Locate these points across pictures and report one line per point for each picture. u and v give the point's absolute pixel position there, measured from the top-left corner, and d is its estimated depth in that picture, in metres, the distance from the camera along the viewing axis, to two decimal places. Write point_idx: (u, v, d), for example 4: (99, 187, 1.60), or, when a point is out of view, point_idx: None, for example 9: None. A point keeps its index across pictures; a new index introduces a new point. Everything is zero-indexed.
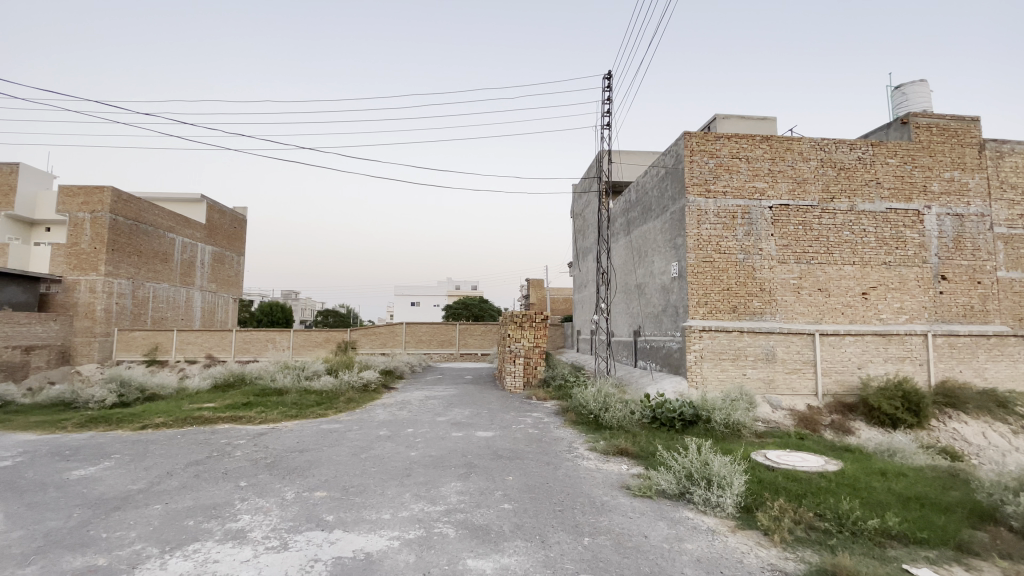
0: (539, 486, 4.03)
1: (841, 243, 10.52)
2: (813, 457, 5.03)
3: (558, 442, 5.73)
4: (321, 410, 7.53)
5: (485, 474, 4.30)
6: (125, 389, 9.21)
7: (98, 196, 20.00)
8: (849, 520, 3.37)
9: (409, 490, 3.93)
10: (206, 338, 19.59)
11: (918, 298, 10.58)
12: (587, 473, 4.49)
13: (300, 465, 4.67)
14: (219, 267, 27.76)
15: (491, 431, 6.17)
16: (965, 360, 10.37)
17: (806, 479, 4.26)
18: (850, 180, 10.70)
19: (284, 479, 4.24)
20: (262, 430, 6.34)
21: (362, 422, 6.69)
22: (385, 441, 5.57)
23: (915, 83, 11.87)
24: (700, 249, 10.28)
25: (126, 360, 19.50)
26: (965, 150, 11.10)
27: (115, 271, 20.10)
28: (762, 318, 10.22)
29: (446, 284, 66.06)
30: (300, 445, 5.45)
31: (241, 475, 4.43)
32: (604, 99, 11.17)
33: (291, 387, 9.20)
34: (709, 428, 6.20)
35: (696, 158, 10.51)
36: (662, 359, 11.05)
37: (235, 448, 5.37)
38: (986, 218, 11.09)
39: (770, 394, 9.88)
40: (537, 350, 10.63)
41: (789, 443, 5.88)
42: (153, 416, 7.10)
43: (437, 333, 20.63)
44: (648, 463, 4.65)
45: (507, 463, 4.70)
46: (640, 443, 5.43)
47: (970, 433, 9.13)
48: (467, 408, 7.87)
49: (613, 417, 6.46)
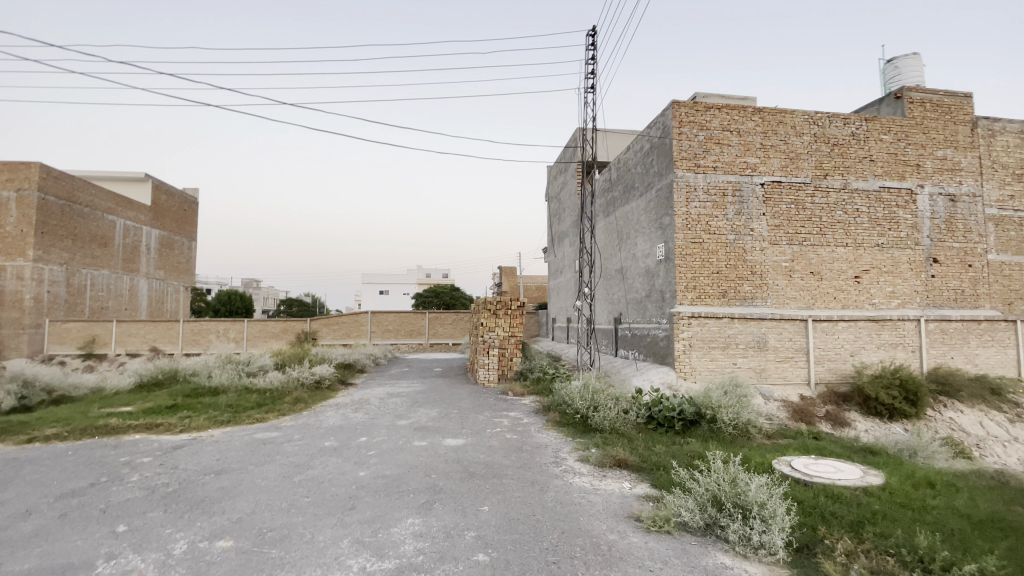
0: (524, 522, 3.05)
1: (834, 224, 9.88)
2: (846, 464, 4.23)
3: (541, 450, 4.77)
4: (260, 414, 6.36)
5: (453, 504, 3.31)
6: (29, 390, 7.80)
7: (25, 171, 17.98)
8: (938, 565, 2.54)
9: (349, 534, 2.90)
10: (151, 329, 17.89)
11: (910, 282, 10.07)
12: (583, 496, 3.54)
13: (209, 496, 3.55)
14: (167, 253, 25.64)
15: (461, 438, 5.17)
16: (956, 346, 9.93)
17: (854, 499, 3.43)
18: (843, 156, 10.04)
19: (180, 521, 3.16)
20: (180, 442, 5.18)
21: (306, 429, 5.58)
22: (329, 456, 4.48)
23: (908, 57, 11.30)
24: (689, 229, 9.45)
25: (59, 354, 17.58)
26: (958, 128, 10.59)
27: (45, 256, 18.10)
28: (753, 304, 9.49)
29: (415, 271, 64.00)
30: (219, 465, 4.31)
31: (125, 515, 3.32)
32: (587, 62, 10.20)
33: (230, 387, 7.95)
34: (714, 429, 5.38)
35: (685, 130, 9.64)
36: (647, 349, 10.26)
37: (134, 470, 4.23)
38: (978, 198, 10.64)
39: (761, 384, 9.20)
40: (512, 340, 9.66)
41: (807, 446, 5.09)
42: (44, 426, 5.78)
43: (404, 322, 19.47)
44: (657, 481, 3.73)
45: (482, 485, 3.71)
46: (642, 452, 4.53)
47: (967, 422, 8.67)
48: (433, 408, 6.83)
49: (604, 418, 5.52)
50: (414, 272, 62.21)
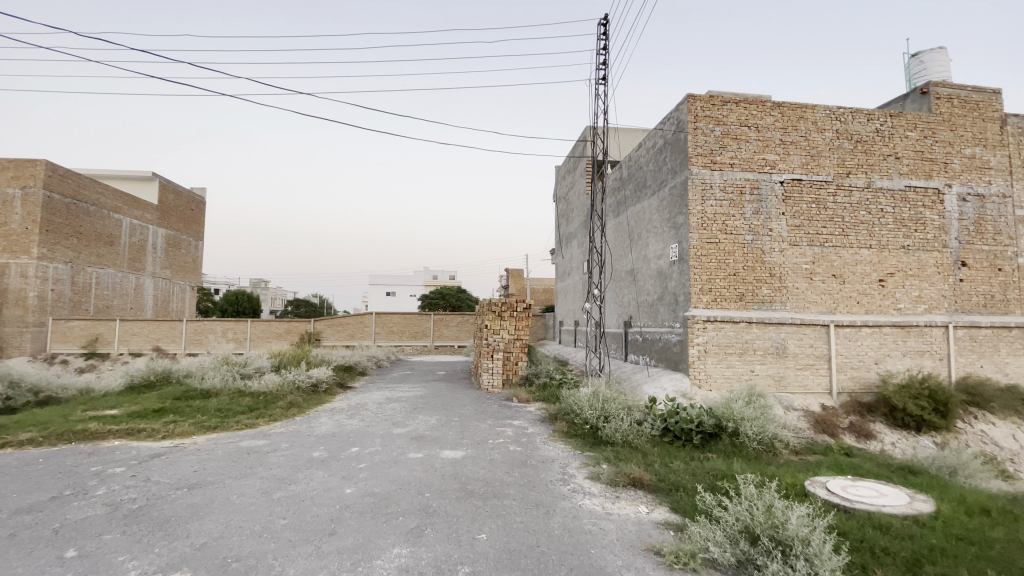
0: (527, 555, 2.66)
1: (857, 225, 9.39)
2: (890, 487, 3.77)
3: (547, 465, 4.37)
4: (250, 420, 5.99)
5: (447, 531, 2.91)
6: (14, 391, 7.51)
7: (30, 169, 17.88)
8: None
9: (324, 567, 2.52)
10: (153, 329, 17.69)
11: (938, 286, 9.52)
12: (594, 522, 3.12)
13: (176, 516, 3.18)
14: (174, 252, 25.50)
15: (460, 450, 4.77)
16: (986, 355, 9.40)
17: (908, 532, 2.99)
18: (867, 154, 9.55)
19: (136, 546, 2.80)
20: (160, 450, 4.83)
21: (296, 437, 5.20)
22: (316, 470, 4.10)
23: (934, 51, 10.80)
24: (704, 228, 9.01)
25: (62, 353, 17.43)
26: (986, 125, 10.06)
27: (50, 254, 17.98)
28: (771, 308, 9.00)
29: (422, 273, 63.75)
30: (195, 477, 3.94)
31: (79, 537, 2.96)
32: (598, 54, 9.84)
33: (222, 390, 7.62)
34: (736, 443, 4.95)
35: (700, 125, 9.21)
36: (660, 354, 9.81)
37: (103, 483, 3.88)
38: (1008, 199, 10.10)
39: (780, 392, 8.73)
40: (518, 343, 9.25)
41: (841, 463, 4.65)
42: (20, 430, 5.44)
43: (410, 324, 19.13)
44: (678, 506, 3.31)
45: (480, 507, 3.31)
46: (658, 469, 4.11)
47: (1000, 435, 8.14)
48: (433, 415, 6.45)
49: (617, 430, 5.10)
50: (421, 273, 62.02)
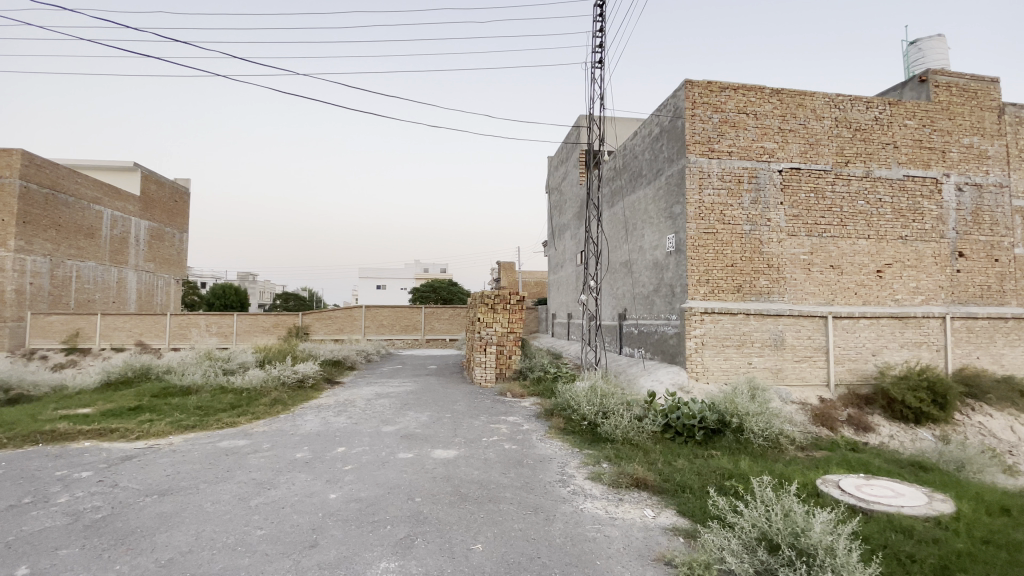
0: (527, 568, 2.42)
1: (855, 214, 9.23)
2: (905, 487, 3.59)
3: (544, 465, 4.14)
4: (231, 418, 5.69)
5: (438, 542, 2.66)
6: None
7: (6, 159, 17.29)
8: None
9: None
10: (136, 323, 17.22)
11: (935, 277, 9.41)
12: (597, 529, 2.90)
13: (141, 527, 2.91)
14: (157, 245, 24.88)
15: (453, 449, 4.53)
16: (983, 346, 9.32)
17: (934, 538, 2.79)
18: (865, 142, 9.38)
19: (92, 563, 2.52)
20: (133, 451, 4.53)
21: (279, 437, 4.93)
22: (297, 473, 3.83)
23: (932, 38, 10.64)
24: (701, 218, 8.80)
25: (42, 348, 16.94)
26: (985, 114, 9.92)
27: (28, 247, 17.40)
28: (769, 299, 8.84)
29: (413, 266, 63.24)
30: (167, 483, 3.66)
31: (32, 552, 2.68)
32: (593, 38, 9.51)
33: (203, 387, 7.28)
34: (741, 439, 4.76)
35: (698, 112, 8.97)
36: (655, 347, 9.64)
37: (66, 490, 3.58)
38: (1005, 189, 9.99)
39: (778, 385, 8.59)
40: (511, 336, 9.00)
41: (849, 460, 4.47)
42: None
43: (400, 318, 18.82)
44: (687, 511, 3.10)
45: (475, 513, 3.07)
46: (662, 469, 3.90)
47: (998, 427, 8.07)
48: (424, 411, 6.20)
49: (616, 427, 4.87)
50: (412, 266, 61.50)
